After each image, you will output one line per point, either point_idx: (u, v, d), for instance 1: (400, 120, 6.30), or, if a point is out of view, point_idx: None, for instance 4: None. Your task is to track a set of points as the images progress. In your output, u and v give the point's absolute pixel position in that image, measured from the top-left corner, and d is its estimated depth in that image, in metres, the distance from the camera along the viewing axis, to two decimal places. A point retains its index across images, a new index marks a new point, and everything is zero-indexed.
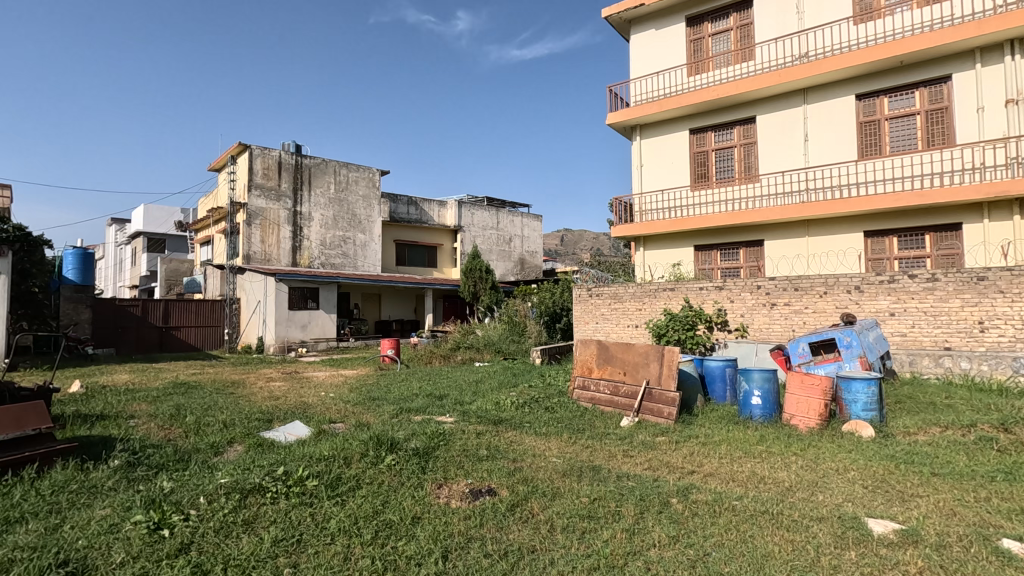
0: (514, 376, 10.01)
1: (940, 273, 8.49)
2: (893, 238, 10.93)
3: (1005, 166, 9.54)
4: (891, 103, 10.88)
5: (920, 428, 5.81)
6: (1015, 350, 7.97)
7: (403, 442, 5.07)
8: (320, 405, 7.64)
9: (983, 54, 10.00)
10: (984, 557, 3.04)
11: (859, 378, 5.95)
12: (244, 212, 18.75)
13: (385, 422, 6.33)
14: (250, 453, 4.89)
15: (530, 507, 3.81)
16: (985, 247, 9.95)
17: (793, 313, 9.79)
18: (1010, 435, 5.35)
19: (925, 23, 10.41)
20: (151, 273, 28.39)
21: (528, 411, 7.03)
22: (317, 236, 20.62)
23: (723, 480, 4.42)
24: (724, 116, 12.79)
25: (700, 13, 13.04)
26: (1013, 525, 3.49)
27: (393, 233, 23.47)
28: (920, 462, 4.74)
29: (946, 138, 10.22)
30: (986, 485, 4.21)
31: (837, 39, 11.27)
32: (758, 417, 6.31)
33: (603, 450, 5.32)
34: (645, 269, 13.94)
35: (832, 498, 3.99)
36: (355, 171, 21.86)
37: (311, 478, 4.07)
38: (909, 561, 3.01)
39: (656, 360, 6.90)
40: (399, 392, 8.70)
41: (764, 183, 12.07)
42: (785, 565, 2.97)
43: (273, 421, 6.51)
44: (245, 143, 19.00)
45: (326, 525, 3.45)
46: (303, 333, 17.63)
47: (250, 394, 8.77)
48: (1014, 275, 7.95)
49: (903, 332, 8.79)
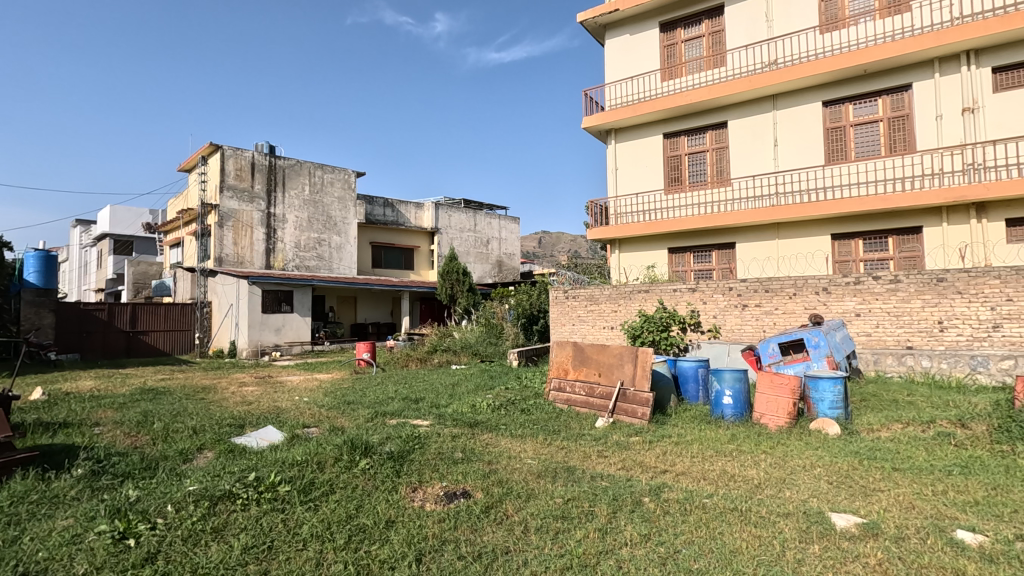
0: (490, 379, 9.99)
1: (902, 275, 8.79)
2: (858, 240, 11.27)
3: (962, 172, 9.90)
4: (856, 110, 11.26)
5: (883, 425, 6.01)
6: (972, 348, 8.29)
7: (378, 446, 5.03)
8: (294, 410, 7.53)
9: (942, 64, 10.39)
10: (940, 547, 3.17)
11: (825, 377, 6.13)
12: (215, 214, 18.35)
13: (360, 426, 6.28)
14: (220, 460, 4.81)
15: (505, 508, 3.84)
16: (944, 249, 10.32)
17: (764, 314, 10.01)
18: (967, 430, 5.58)
19: (887, 33, 10.77)
20: (119, 275, 27.58)
21: (504, 413, 7.06)
22: (291, 238, 20.32)
23: (694, 479, 4.50)
24: (697, 121, 13.03)
25: (674, 20, 13.30)
26: (967, 517, 3.64)
27: (370, 235, 23.29)
28: (882, 457, 4.91)
29: (907, 144, 10.61)
30: (943, 479, 4.38)
31: (804, 47, 11.59)
32: (729, 417, 6.44)
33: (579, 451, 5.38)
34: (620, 271, 14.12)
35: (799, 494, 4.11)
36: (330, 172, 21.60)
37: (283, 484, 4.03)
38: (869, 553, 3.12)
39: (630, 360, 6.98)
40: (375, 395, 8.62)
41: (735, 187, 12.32)
42: (752, 561, 3.05)
43: (245, 426, 6.41)
44: (217, 143, 18.63)
45: (298, 531, 3.41)
46: (277, 337, 17.35)
47: (222, 399, 8.61)
48: (971, 276, 8.28)
49: (868, 332, 9.08)
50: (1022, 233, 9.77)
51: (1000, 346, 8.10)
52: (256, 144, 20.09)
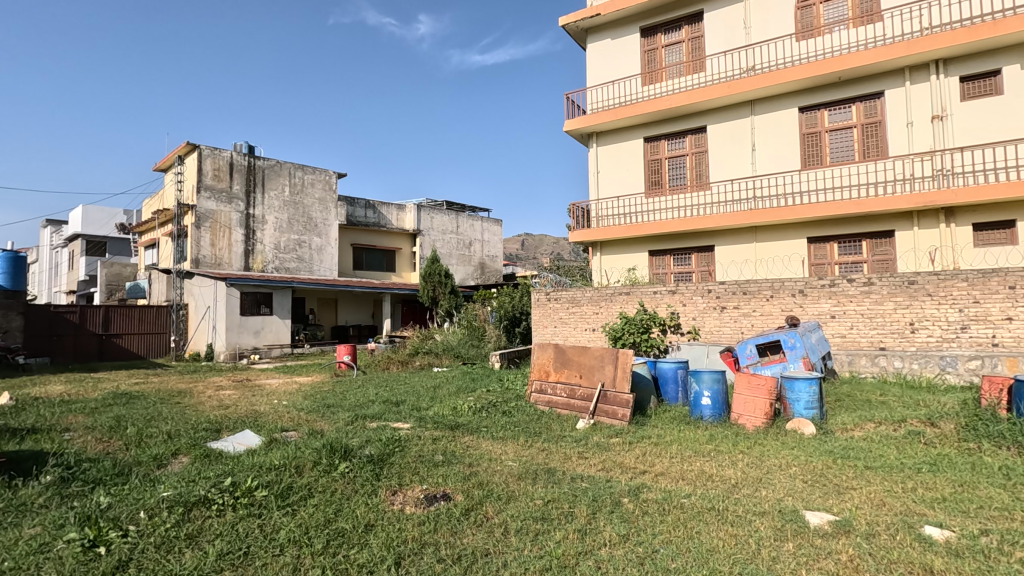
0: (472, 381, 9.99)
1: (875, 278, 9.02)
2: (833, 244, 11.51)
3: (932, 177, 10.18)
4: (831, 116, 11.51)
5: (857, 424, 6.13)
6: (942, 349, 8.52)
7: (358, 449, 4.98)
8: (272, 413, 7.43)
9: (912, 73, 10.68)
10: (909, 543, 3.26)
11: (801, 378, 6.24)
12: (192, 214, 18.02)
13: (340, 430, 6.23)
14: (195, 465, 4.73)
15: (485, 510, 3.83)
16: (915, 253, 10.59)
17: (742, 316, 10.16)
18: (936, 429, 5.74)
19: (860, 42, 11.04)
20: (90, 277, 26.93)
21: (485, 416, 7.05)
22: (271, 239, 20.06)
23: (673, 479, 4.56)
24: (677, 126, 13.20)
25: (654, 25, 13.46)
26: (935, 513, 3.74)
27: (351, 236, 23.11)
28: (855, 457, 5.01)
29: (879, 151, 10.89)
30: (913, 476, 4.49)
31: (780, 54, 11.82)
32: (707, 417, 6.52)
33: (560, 453, 5.40)
34: (601, 274, 14.21)
35: (774, 493, 4.18)
36: (311, 173, 21.37)
37: (260, 489, 3.97)
38: (841, 550, 3.19)
39: (611, 362, 7.02)
40: (355, 398, 8.55)
41: (714, 190, 12.51)
42: (729, 559, 3.10)
43: (222, 430, 6.31)
44: (194, 143, 18.30)
45: (275, 536, 3.37)
46: (256, 339, 17.11)
47: (198, 403, 8.47)
48: (941, 278, 8.50)
49: (842, 334, 9.28)
50: (988, 237, 10.09)
51: (968, 346, 8.35)
52: (235, 144, 19.77)
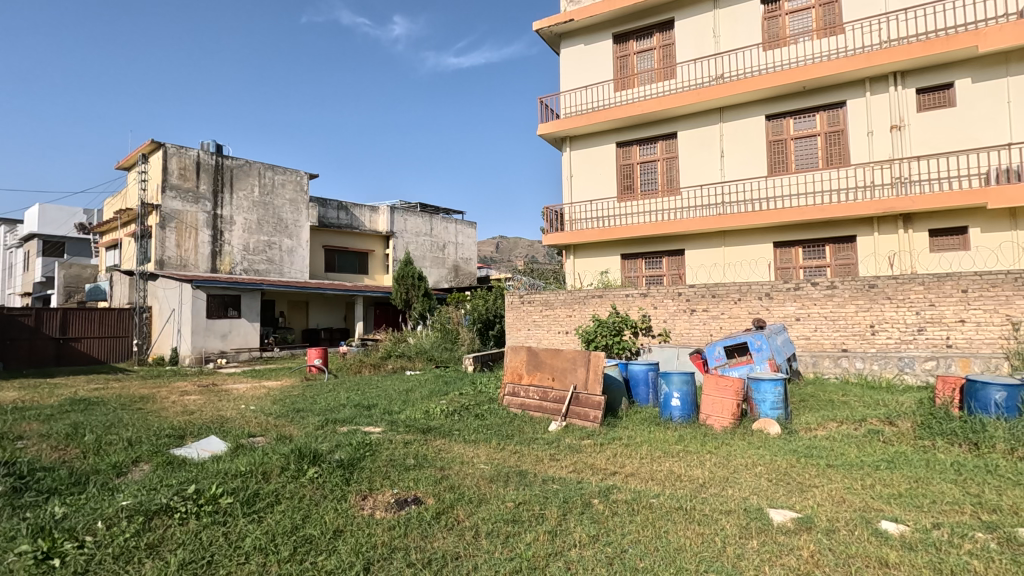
0: (445, 384, 9.95)
1: (838, 281, 9.32)
2: (798, 248, 11.86)
3: (890, 185, 10.58)
4: (796, 124, 11.86)
5: (820, 424, 6.31)
6: (900, 350, 8.83)
7: (327, 454, 4.91)
8: (239, 419, 7.25)
9: (872, 84, 11.07)
10: (866, 538, 3.38)
11: (767, 378, 6.40)
12: (157, 214, 17.52)
13: (309, 434, 6.12)
14: (157, 473, 4.59)
15: (455, 514, 3.82)
16: (875, 257, 10.96)
17: (711, 319, 10.36)
18: (894, 428, 5.96)
19: (823, 53, 11.41)
20: (47, 279, 25.92)
21: (458, 419, 7.04)
22: (239, 240, 19.61)
23: (643, 479, 4.63)
24: (649, 131, 13.41)
25: (627, 31, 13.67)
26: (891, 508, 3.88)
27: (322, 238, 22.78)
28: (818, 455, 5.16)
29: (842, 158, 11.26)
30: (872, 473, 4.64)
31: (748, 63, 12.13)
32: (677, 418, 6.62)
33: (531, 455, 5.42)
34: (574, 277, 14.31)
35: (741, 491, 4.28)
36: (281, 174, 20.99)
37: (225, 496, 3.88)
38: (802, 545, 3.29)
39: (583, 364, 7.06)
40: (325, 402, 8.42)
41: (684, 195, 12.75)
42: (694, 557, 3.16)
43: (185, 437, 6.14)
44: (159, 141, 17.78)
45: (240, 544, 3.30)
46: (223, 343, 16.70)
47: (161, 409, 8.21)
48: (899, 282, 8.84)
49: (807, 336, 9.54)
50: (943, 243, 10.51)
51: (925, 347, 8.67)
52: (203, 142, 19.30)
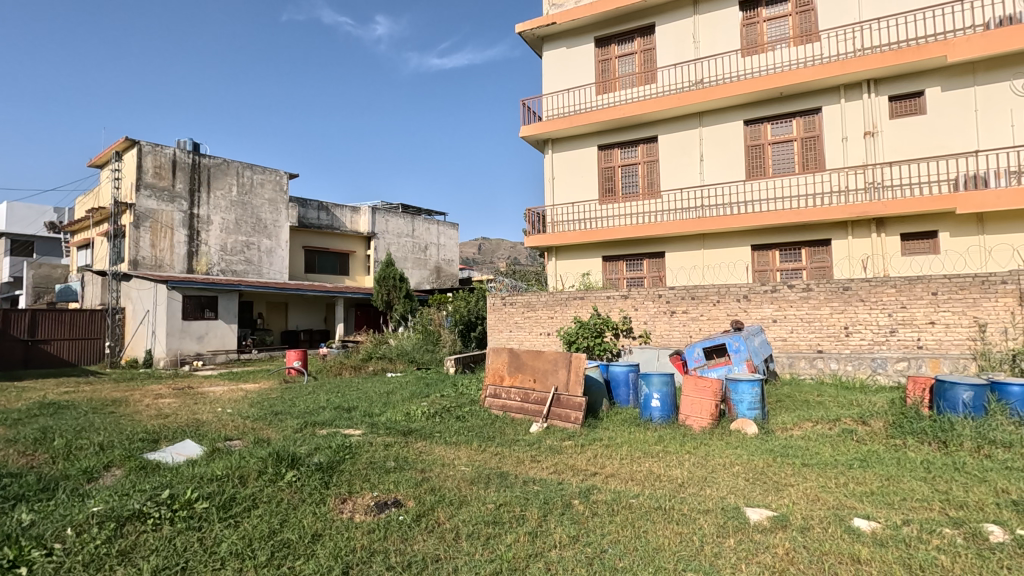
0: (426, 386, 9.90)
1: (813, 284, 9.50)
2: (774, 251, 12.06)
3: (864, 190, 10.84)
4: (773, 129, 12.08)
5: (796, 424, 6.42)
6: (873, 351, 9.04)
7: (306, 457, 4.84)
8: (215, 422, 7.13)
9: (847, 91, 11.33)
10: (840, 535, 3.45)
11: (745, 379, 6.49)
12: (130, 214, 17.13)
13: (287, 437, 6.05)
14: (130, 478, 4.49)
15: (436, 516, 3.81)
16: (850, 261, 11.22)
17: (690, 320, 10.50)
18: (867, 427, 6.11)
19: (800, 60, 11.65)
20: (15, 279, 25.18)
21: (439, 421, 7.01)
22: (216, 240, 19.27)
23: (623, 480, 4.67)
24: (630, 134, 13.53)
25: (608, 36, 13.80)
26: (863, 506, 3.97)
27: (302, 239, 22.52)
28: (793, 454, 5.26)
29: (817, 163, 11.50)
30: (846, 472, 4.74)
31: (726, 69, 12.32)
32: (657, 419, 6.69)
33: (512, 456, 5.43)
34: (556, 278, 14.36)
35: (719, 491, 4.34)
36: (260, 173, 20.70)
37: (200, 501, 3.81)
38: (777, 543, 3.35)
39: (564, 366, 7.09)
40: (304, 405, 8.31)
41: (664, 199, 12.89)
42: (673, 556, 3.19)
43: (159, 441, 6.01)
44: (133, 138, 17.40)
45: (216, 550, 3.24)
46: (199, 345, 16.39)
47: (134, 413, 8.03)
48: (872, 285, 9.06)
49: (783, 337, 9.71)
50: (914, 247, 10.79)
51: (897, 348, 8.88)
52: (179, 140, 18.96)
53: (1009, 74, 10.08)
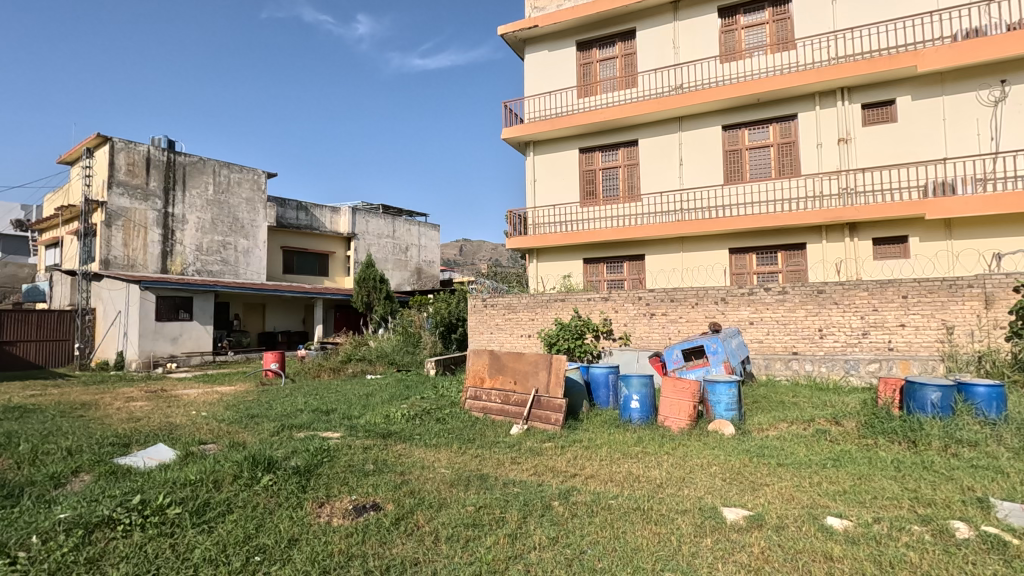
0: (406, 388, 9.83)
1: (789, 287, 9.68)
2: (751, 255, 12.27)
3: (838, 196, 11.09)
4: (750, 135, 12.29)
5: (771, 425, 6.54)
6: (846, 353, 9.24)
7: (283, 461, 4.76)
8: (189, 426, 6.98)
9: (821, 98, 11.58)
10: (813, 533, 3.52)
11: (722, 381, 6.58)
12: (102, 212, 16.69)
13: (264, 441, 5.95)
14: (99, 483, 4.37)
15: (415, 519, 3.78)
16: (824, 264, 11.47)
17: (669, 322, 10.61)
18: (840, 427, 6.24)
19: (776, 67, 11.88)
20: None
21: (419, 423, 6.96)
22: (191, 240, 18.89)
23: (602, 481, 4.69)
24: (611, 138, 13.64)
25: (590, 40, 13.90)
26: (837, 505, 4.06)
27: (280, 239, 22.21)
28: (769, 454, 5.35)
29: (793, 169, 11.73)
30: (819, 472, 4.84)
31: (705, 74, 12.50)
32: (636, 420, 6.74)
33: (492, 459, 5.42)
34: (537, 280, 14.40)
35: (696, 491, 4.39)
36: (237, 172, 20.36)
37: (173, 506, 3.73)
38: (753, 542, 3.40)
39: (545, 368, 7.11)
40: (281, 408, 8.19)
41: (644, 202, 13.02)
42: (651, 556, 3.22)
43: (131, 445, 5.87)
44: (105, 135, 16.97)
45: (189, 556, 3.18)
46: (173, 347, 16.04)
47: (105, 416, 7.82)
48: (845, 288, 9.27)
49: (760, 339, 9.87)
50: (885, 251, 11.07)
51: (868, 350, 9.10)
52: (153, 137, 18.57)
53: (975, 84, 10.42)
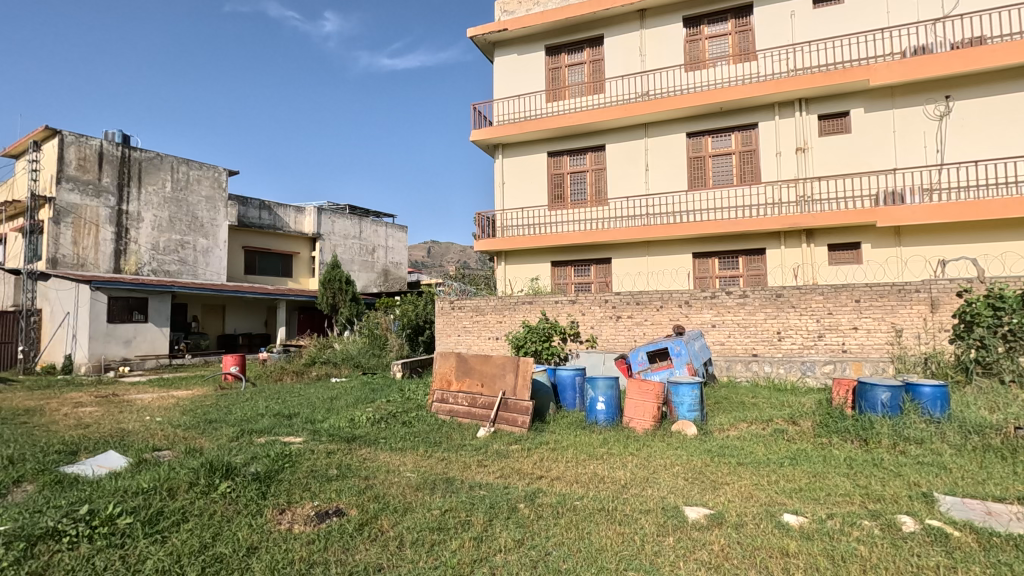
0: (372, 391, 9.68)
1: (749, 291, 9.97)
2: (714, 259, 12.59)
3: (796, 203, 11.47)
4: (713, 142, 12.61)
5: (732, 425, 6.71)
6: (803, 354, 9.55)
7: (242, 467, 4.63)
8: (142, 431, 6.72)
9: (781, 109, 11.97)
10: (771, 530, 3.63)
11: (685, 382, 6.71)
12: (50, 208, 15.91)
13: (222, 446, 5.77)
14: (43, 493, 4.15)
15: (380, 524, 3.73)
16: (782, 269, 11.80)
17: (635, 325, 10.77)
18: (797, 426, 6.46)
19: (738, 77, 12.23)
20: None
21: (384, 427, 6.87)
22: (147, 239, 18.19)
23: (567, 482, 4.72)
24: (579, 142, 13.79)
25: (558, 45, 14.03)
26: (793, 502, 4.19)
27: (242, 239, 21.62)
28: (729, 454, 5.49)
29: (754, 176, 12.09)
30: (777, 470, 4.99)
31: (671, 82, 12.77)
32: (602, 422, 6.82)
33: (459, 462, 5.39)
34: (505, 283, 14.41)
35: (659, 491, 4.47)
36: (197, 169, 19.73)
37: (124, 516, 3.57)
38: (713, 540, 3.48)
39: (512, 370, 7.12)
40: (241, 412, 7.96)
41: (611, 206, 13.20)
42: (615, 556, 3.26)
43: (78, 453, 5.60)
44: (54, 127, 16.19)
45: (140, 568, 3.05)
46: (126, 349, 15.39)
47: (51, 423, 7.44)
48: (802, 292, 9.60)
49: (721, 342, 10.14)
50: (840, 256, 11.51)
51: (824, 352, 9.43)
52: (107, 131, 17.84)
53: (923, 99, 10.96)
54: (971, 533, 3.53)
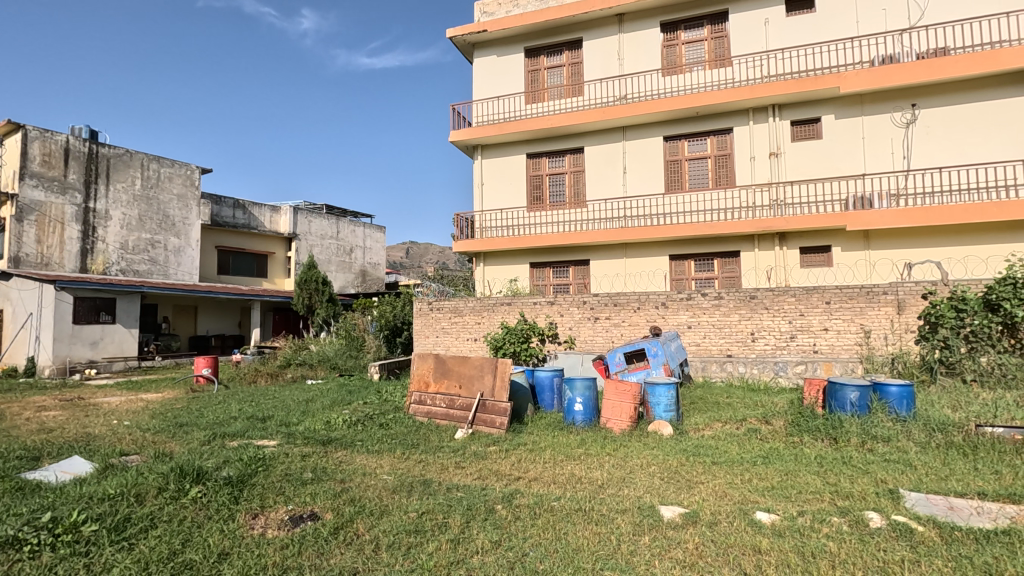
0: (348, 393, 9.57)
1: (724, 292, 10.13)
2: (690, 261, 12.78)
3: (769, 207, 11.70)
4: (690, 146, 12.79)
5: (707, 424, 6.81)
6: (776, 355, 9.75)
7: (214, 471, 4.53)
8: (109, 436, 6.52)
9: (755, 114, 12.21)
10: (744, 527, 3.70)
11: (662, 383, 6.79)
12: (12, 205, 15.37)
13: (193, 450, 5.63)
14: (3, 501, 4.00)
15: (355, 528, 3.69)
16: (756, 271, 12.04)
17: (613, 326, 10.86)
18: (769, 426, 6.60)
19: (714, 82, 12.44)
20: None
21: (361, 429, 6.81)
22: (115, 238, 17.70)
23: (545, 483, 4.73)
24: (558, 145, 13.86)
25: (538, 47, 14.08)
26: (765, 500, 4.27)
27: (215, 238, 21.18)
28: (704, 453, 5.57)
29: (728, 180, 12.31)
30: (750, 468, 5.08)
31: (648, 86, 12.92)
32: (580, 423, 6.86)
33: (436, 463, 5.36)
34: (484, 284, 14.39)
35: (636, 490, 4.51)
36: (168, 166, 19.27)
37: (89, 523, 3.46)
38: (688, 539, 3.52)
39: (490, 371, 7.11)
40: (213, 415, 7.78)
41: (590, 208, 13.30)
42: (592, 556, 3.29)
43: (41, 458, 5.41)
44: (16, 122, 15.64)
45: None
46: (92, 351, 14.94)
47: (12, 428, 7.18)
48: (775, 293, 9.80)
49: (697, 342, 10.30)
50: (812, 259, 11.77)
51: (795, 352, 9.64)
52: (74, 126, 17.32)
53: (890, 107, 11.30)
54: (934, 528, 3.64)
